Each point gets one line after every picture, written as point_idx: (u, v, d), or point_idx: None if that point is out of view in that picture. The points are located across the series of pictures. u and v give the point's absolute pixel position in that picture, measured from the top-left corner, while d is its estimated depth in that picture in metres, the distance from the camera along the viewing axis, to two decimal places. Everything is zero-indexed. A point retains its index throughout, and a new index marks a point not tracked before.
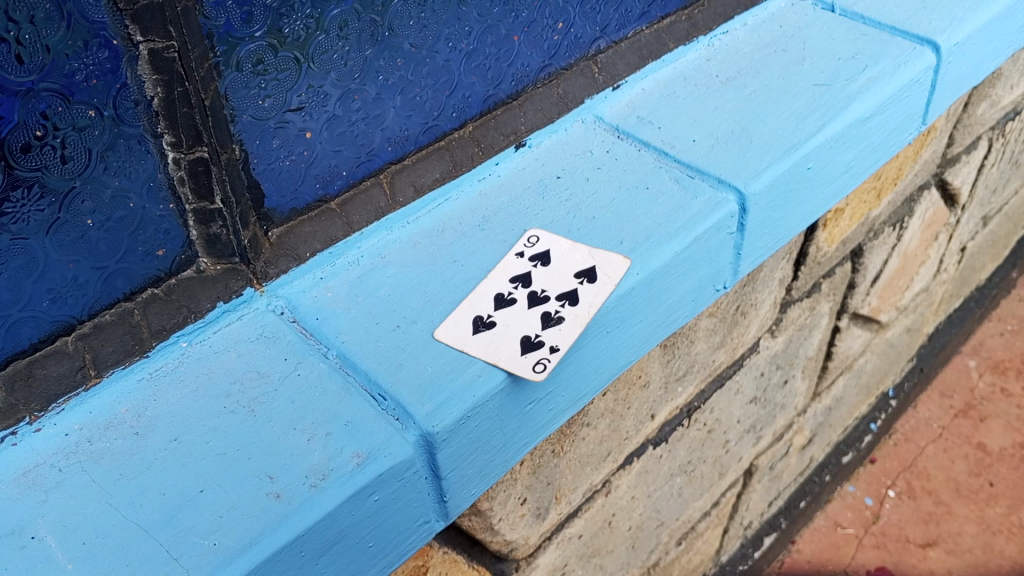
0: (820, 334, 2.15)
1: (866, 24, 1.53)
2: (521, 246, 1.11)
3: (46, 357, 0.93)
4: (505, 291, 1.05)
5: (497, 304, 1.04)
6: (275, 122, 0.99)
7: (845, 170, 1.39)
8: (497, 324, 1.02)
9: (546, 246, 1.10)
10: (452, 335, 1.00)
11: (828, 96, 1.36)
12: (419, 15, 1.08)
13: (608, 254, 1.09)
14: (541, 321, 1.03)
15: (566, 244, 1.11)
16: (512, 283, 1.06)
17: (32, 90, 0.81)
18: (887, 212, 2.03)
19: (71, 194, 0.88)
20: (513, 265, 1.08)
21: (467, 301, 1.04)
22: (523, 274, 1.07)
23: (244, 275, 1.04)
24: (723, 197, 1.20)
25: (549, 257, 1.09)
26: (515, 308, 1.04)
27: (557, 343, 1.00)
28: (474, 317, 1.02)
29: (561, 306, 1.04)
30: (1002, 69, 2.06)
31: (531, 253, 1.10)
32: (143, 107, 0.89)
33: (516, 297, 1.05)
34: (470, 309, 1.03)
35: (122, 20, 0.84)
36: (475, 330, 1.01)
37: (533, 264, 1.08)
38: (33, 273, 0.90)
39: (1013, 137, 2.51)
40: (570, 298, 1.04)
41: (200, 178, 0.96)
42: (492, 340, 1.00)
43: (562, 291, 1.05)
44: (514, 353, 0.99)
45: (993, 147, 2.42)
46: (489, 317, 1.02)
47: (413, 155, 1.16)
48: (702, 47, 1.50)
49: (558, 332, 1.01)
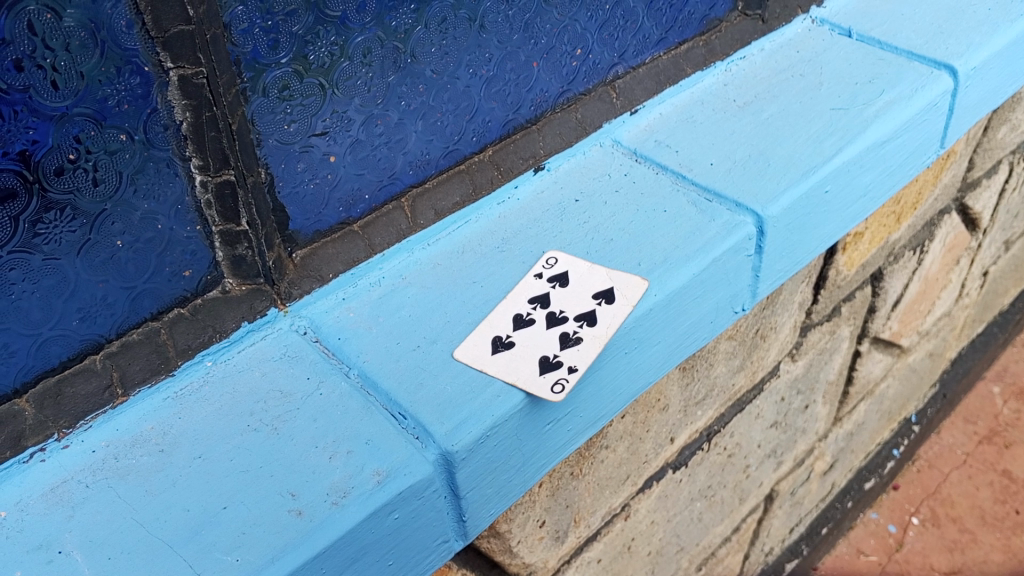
0: (842, 357, 2.14)
1: (884, 49, 1.55)
2: (539, 267, 1.13)
3: (75, 375, 0.95)
4: (524, 311, 1.07)
5: (514, 323, 1.05)
6: (299, 146, 1.01)
7: (863, 193, 1.40)
8: (515, 344, 1.03)
9: (565, 268, 1.12)
10: (470, 355, 1.01)
11: (845, 120, 1.37)
12: (440, 42, 1.10)
13: (626, 274, 1.10)
14: (560, 341, 1.04)
15: (584, 265, 1.13)
16: (530, 303, 1.07)
17: (66, 115, 0.83)
18: (907, 236, 2.03)
19: (101, 215, 0.90)
20: (532, 287, 1.10)
21: (486, 322, 1.05)
22: (541, 295, 1.08)
23: (269, 296, 1.05)
24: (740, 220, 1.21)
25: (567, 278, 1.10)
26: (534, 328, 1.05)
27: (576, 362, 1.01)
28: (493, 337, 1.03)
29: (580, 326, 1.05)
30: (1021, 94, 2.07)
31: (550, 274, 1.11)
32: (172, 131, 0.91)
33: (534, 317, 1.06)
34: (489, 330, 1.04)
35: (153, 48, 0.86)
36: (494, 350, 1.02)
37: (552, 284, 1.09)
38: (64, 291, 0.91)
39: None
40: (588, 319, 1.06)
41: (226, 201, 0.98)
42: (511, 360, 1.01)
43: (580, 312, 1.06)
44: (532, 373, 1.00)
45: (1014, 171, 2.41)
46: (508, 337, 1.03)
47: (434, 179, 1.18)
48: (720, 72, 1.52)
49: (577, 352, 1.02)
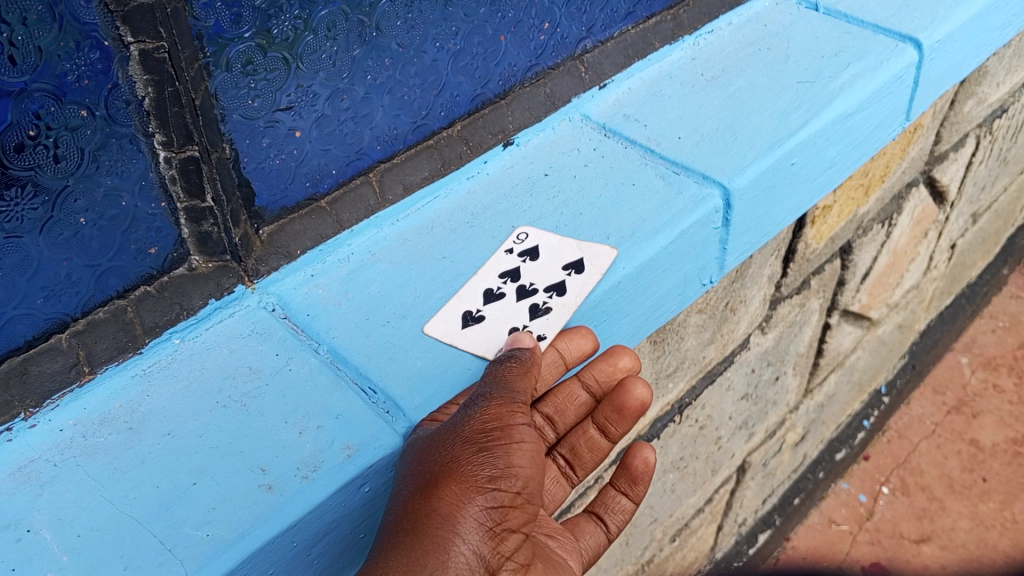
0: (811, 330, 2.18)
1: (850, 23, 1.57)
2: (510, 242, 1.13)
3: (41, 354, 0.94)
4: (494, 287, 1.08)
5: (484, 298, 1.07)
6: (265, 122, 1.00)
7: (829, 166, 1.42)
8: (485, 318, 1.04)
9: (535, 242, 1.12)
10: (441, 329, 1.02)
11: (811, 93, 1.39)
12: (406, 15, 1.09)
13: (598, 245, 1.11)
14: (529, 312, 1.08)
15: (554, 238, 1.13)
16: (501, 278, 1.09)
17: (25, 90, 0.81)
18: (875, 209, 2.05)
19: (64, 192, 0.88)
20: (502, 262, 1.10)
21: (457, 298, 1.06)
22: (511, 269, 1.10)
23: (235, 273, 1.05)
24: (707, 192, 1.22)
25: (538, 252, 1.11)
26: (504, 301, 1.07)
27: (544, 332, 1.05)
28: (464, 312, 1.04)
29: (549, 297, 1.08)
30: (987, 67, 2.09)
31: (520, 249, 1.12)
32: (134, 107, 0.90)
33: (505, 291, 1.08)
34: (460, 304, 1.05)
35: (113, 21, 0.84)
36: (464, 324, 1.03)
37: (522, 259, 1.10)
38: (28, 269, 0.90)
39: (1001, 133, 2.53)
40: (558, 289, 1.08)
41: (191, 177, 0.96)
42: (482, 334, 1.03)
43: (549, 282, 1.08)
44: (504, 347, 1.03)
45: (981, 144, 2.44)
46: (478, 311, 1.04)
47: (402, 154, 1.18)
48: (688, 46, 1.52)
49: (545, 322, 1.06)
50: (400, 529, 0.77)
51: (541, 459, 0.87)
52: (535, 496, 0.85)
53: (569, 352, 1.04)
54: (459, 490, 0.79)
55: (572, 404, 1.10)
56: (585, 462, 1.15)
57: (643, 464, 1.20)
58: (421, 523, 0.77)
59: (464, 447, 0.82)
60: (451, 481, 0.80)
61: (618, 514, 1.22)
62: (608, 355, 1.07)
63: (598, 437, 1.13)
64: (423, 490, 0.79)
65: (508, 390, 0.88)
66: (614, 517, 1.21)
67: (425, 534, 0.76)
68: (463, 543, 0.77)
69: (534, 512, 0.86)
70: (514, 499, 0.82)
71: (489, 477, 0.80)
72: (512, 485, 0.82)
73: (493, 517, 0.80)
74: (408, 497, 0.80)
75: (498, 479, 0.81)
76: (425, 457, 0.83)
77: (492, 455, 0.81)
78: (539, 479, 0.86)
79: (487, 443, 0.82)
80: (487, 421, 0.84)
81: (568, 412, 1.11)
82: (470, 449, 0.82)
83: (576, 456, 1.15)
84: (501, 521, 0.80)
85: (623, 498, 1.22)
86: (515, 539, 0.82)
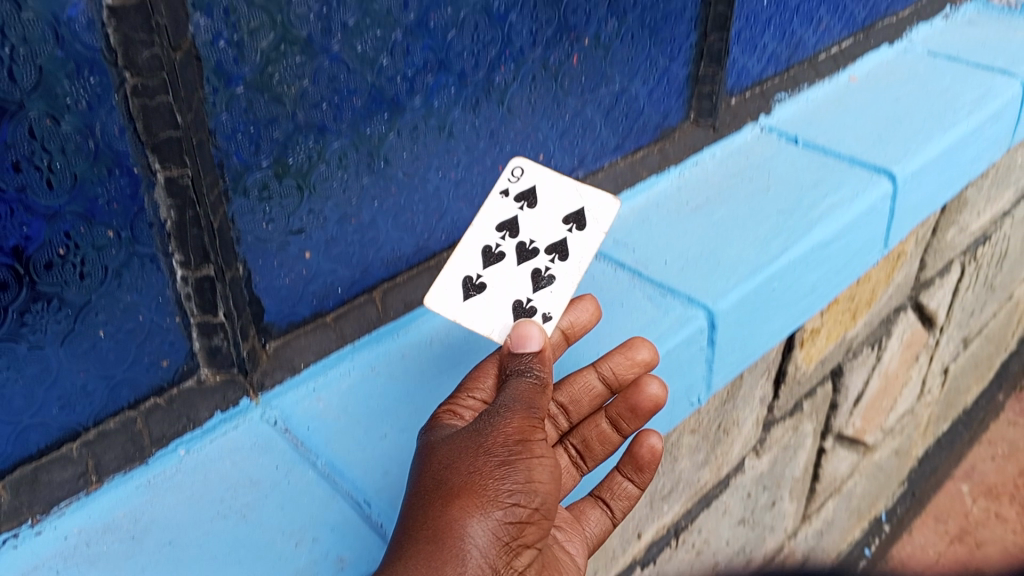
0: (806, 454, 2.20)
1: (828, 155, 1.68)
2: (506, 181, 1.18)
3: (52, 463, 0.97)
4: (493, 243, 1.14)
5: (484, 261, 1.13)
6: (277, 244, 1.06)
7: (810, 291, 1.50)
8: (487, 286, 1.12)
9: (531, 181, 1.18)
10: (443, 303, 1.12)
11: (791, 221, 1.48)
12: (412, 147, 1.16)
13: (597, 191, 1.17)
14: (532, 279, 1.12)
15: (549, 178, 1.18)
16: (499, 232, 1.14)
17: (59, 212, 0.86)
18: (864, 333, 2.11)
19: (86, 306, 0.93)
20: (502, 206, 1.16)
21: (459, 259, 1.14)
22: (509, 221, 1.15)
23: (241, 386, 1.10)
24: (693, 313, 1.29)
25: (534, 195, 1.17)
26: (505, 262, 1.13)
27: (549, 309, 1.08)
28: (464, 279, 1.13)
29: (551, 260, 1.13)
30: (966, 198, 2.20)
31: (516, 191, 1.17)
32: (157, 228, 0.96)
33: (504, 248, 1.14)
34: (461, 270, 1.13)
35: (143, 150, 0.90)
36: (466, 296, 1.12)
37: (519, 205, 1.16)
38: (46, 379, 0.93)
39: (985, 261, 2.62)
40: (559, 251, 1.14)
41: (205, 294, 1.02)
42: (484, 303, 1.11)
43: (549, 243, 1.14)
44: (505, 321, 1.10)
45: (966, 270, 2.52)
46: (479, 278, 1.13)
47: (404, 274, 1.24)
48: (673, 177, 1.61)
49: (549, 296, 1.09)
50: (421, 536, 0.81)
51: (558, 476, 0.91)
52: (549, 511, 0.90)
53: (571, 328, 1.14)
54: (482, 503, 0.83)
55: (586, 395, 1.14)
56: (597, 454, 1.16)
57: (650, 453, 1.17)
58: (445, 534, 0.81)
59: (488, 457, 0.86)
60: (475, 494, 0.83)
61: (622, 500, 1.19)
62: (625, 348, 1.10)
63: (609, 429, 1.15)
64: (447, 499, 0.83)
65: (529, 397, 0.91)
66: (619, 502, 1.18)
67: (447, 544, 0.80)
68: (480, 555, 0.82)
69: (545, 521, 0.91)
70: (529, 514, 0.87)
71: (510, 493, 0.85)
72: (529, 501, 0.86)
73: (509, 531, 0.84)
74: (431, 501, 0.83)
75: (517, 493, 0.85)
76: (448, 461, 0.86)
77: (514, 470, 0.85)
78: (554, 495, 0.90)
79: (510, 457, 0.86)
80: (511, 433, 0.87)
81: (583, 403, 1.15)
82: (494, 462, 0.85)
83: (588, 447, 1.16)
84: (515, 535, 0.85)
85: (628, 483, 1.19)
86: (524, 550, 0.87)
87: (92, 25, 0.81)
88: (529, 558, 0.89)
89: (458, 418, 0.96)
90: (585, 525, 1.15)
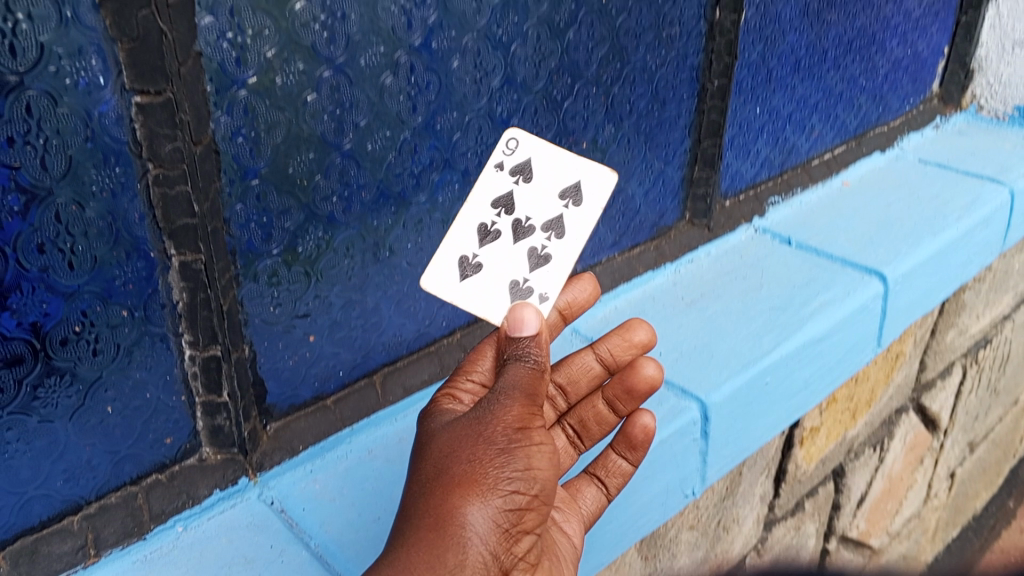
0: (808, 555, 2.20)
1: (821, 256, 1.73)
2: (501, 153, 1.15)
3: (52, 535, 0.99)
4: (489, 220, 1.12)
5: (481, 238, 1.12)
6: (283, 326, 1.10)
7: (803, 386, 1.53)
8: (484, 265, 1.12)
9: (526, 155, 1.15)
10: (439, 282, 1.13)
11: (783, 318, 1.53)
12: (416, 238, 1.22)
13: (592, 164, 1.16)
14: (528, 258, 1.12)
15: (545, 151, 1.16)
16: (495, 208, 1.13)
17: (77, 291, 0.90)
18: (865, 433, 2.13)
19: (96, 382, 0.96)
20: (497, 181, 1.13)
21: (456, 238, 1.13)
22: (505, 197, 1.13)
23: (240, 465, 1.12)
24: (686, 405, 1.33)
25: (529, 169, 1.14)
26: (502, 240, 1.12)
27: (545, 290, 1.10)
28: (460, 259, 1.12)
29: (547, 239, 1.12)
30: (965, 302, 2.24)
31: (511, 164, 1.14)
32: (169, 309, 1.00)
33: (500, 226, 1.12)
34: (457, 249, 1.13)
35: (161, 236, 0.95)
36: (462, 275, 1.12)
37: (514, 180, 1.14)
38: (53, 452, 0.96)
39: (988, 364, 2.64)
40: (555, 228, 1.13)
41: (211, 374, 1.06)
42: (482, 282, 1.12)
43: (545, 221, 1.13)
44: (503, 300, 1.11)
45: (968, 373, 2.55)
46: (475, 257, 1.12)
47: (404, 358, 1.28)
48: (669, 272, 1.66)
49: (545, 278, 1.11)
50: (420, 523, 0.80)
51: (555, 459, 0.90)
52: (546, 497, 0.90)
53: (568, 307, 1.16)
54: (482, 491, 0.82)
55: (584, 376, 1.17)
56: (592, 434, 1.18)
57: (643, 433, 1.13)
58: (446, 522, 0.80)
59: (489, 447, 0.84)
60: (476, 483, 0.82)
61: (616, 478, 1.15)
62: (622, 330, 1.15)
63: (606, 410, 1.16)
64: (449, 487, 0.81)
65: (531, 385, 0.89)
66: (614, 480, 1.15)
67: (447, 531, 0.79)
68: (481, 540, 0.81)
69: (544, 505, 0.90)
70: (528, 501, 0.86)
71: (509, 481, 0.83)
72: (528, 489, 0.85)
73: (507, 516, 0.84)
74: (432, 488, 0.82)
75: (517, 480, 0.84)
76: (449, 448, 0.85)
77: (513, 458, 0.84)
78: (551, 481, 0.89)
79: (510, 445, 0.84)
80: (511, 422, 0.86)
81: (580, 383, 1.17)
82: (493, 450, 0.83)
83: (584, 427, 1.18)
84: (513, 523, 0.85)
85: (621, 461, 1.15)
86: (523, 536, 0.87)
87: (120, 120, 0.87)
88: (526, 542, 0.88)
89: (456, 402, 0.97)
90: (578, 501, 1.14)
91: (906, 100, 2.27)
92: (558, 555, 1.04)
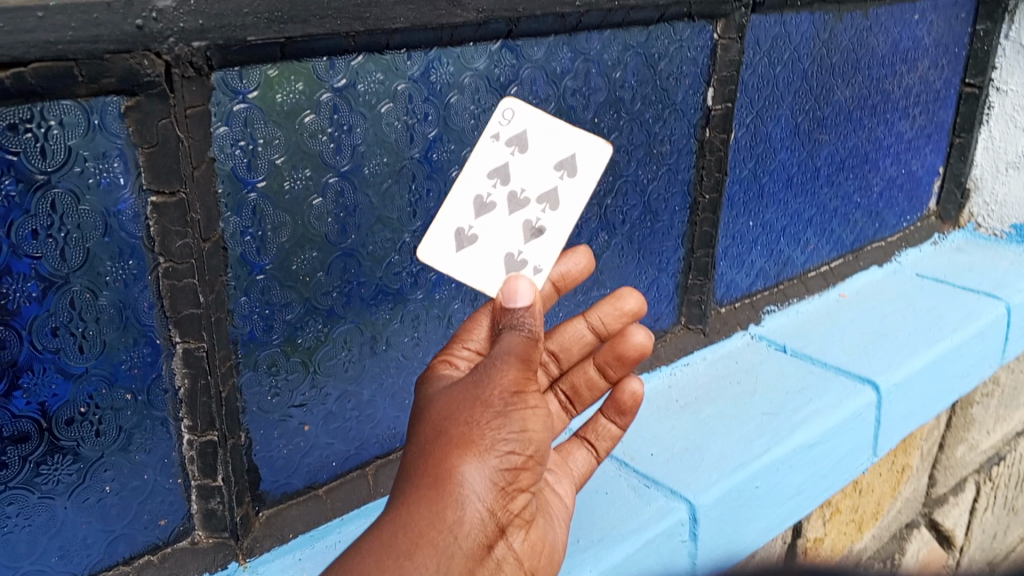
0: None
1: (815, 363, 1.77)
2: (496, 125, 1.10)
3: None
4: (484, 189, 1.06)
5: (476, 210, 1.06)
6: (279, 414, 1.15)
7: (796, 492, 1.55)
8: (478, 235, 1.05)
9: (522, 126, 1.10)
10: (435, 255, 1.07)
11: (775, 422, 1.55)
12: (413, 332, 1.28)
13: (586, 135, 1.10)
14: (522, 231, 1.06)
15: (540, 120, 1.10)
16: (490, 177, 1.07)
17: (85, 373, 0.96)
18: (874, 547, 2.11)
19: (97, 461, 1.00)
20: (492, 152, 1.08)
21: (450, 208, 1.07)
22: (500, 168, 1.07)
23: (231, 550, 1.15)
24: (674, 505, 1.35)
25: (525, 139, 1.09)
26: (497, 211, 1.06)
27: (540, 264, 1.05)
28: (455, 229, 1.06)
29: (541, 211, 1.07)
30: (973, 416, 2.26)
31: (507, 135, 1.09)
32: (171, 394, 1.05)
33: (495, 197, 1.06)
34: (452, 219, 1.06)
35: (167, 324, 1.01)
36: (457, 246, 1.06)
37: (510, 151, 1.08)
38: (50, 528, 0.99)
39: (1003, 481, 2.62)
40: (550, 201, 1.08)
41: (207, 458, 1.10)
42: (476, 255, 1.06)
43: (540, 191, 1.07)
44: (497, 274, 1.05)
45: (982, 490, 2.53)
46: (470, 227, 1.06)
47: (397, 451, 1.33)
48: (666, 374, 1.70)
49: (540, 252, 1.06)
50: (415, 483, 0.77)
51: (552, 420, 0.85)
52: (544, 456, 0.85)
53: (562, 278, 1.09)
54: (479, 452, 0.77)
55: (576, 342, 1.12)
56: (584, 399, 1.13)
57: (632, 399, 1.09)
58: (445, 481, 0.76)
59: (485, 409, 0.79)
60: (472, 443, 0.77)
61: (605, 441, 1.11)
62: (613, 298, 1.11)
63: (597, 375, 1.11)
64: (446, 446, 0.77)
65: (528, 350, 0.82)
66: (603, 443, 1.11)
67: (442, 490, 0.76)
68: (478, 498, 0.78)
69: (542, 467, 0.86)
70: (525, 461, 0.82)
71: (506, 442, 0.79)
72: (524, 449, 0.81)
73: (505, 477, 0.80)
74: (431, 449, 0.78)
75: (513, 443, 0.79)
76: (445, 410, 0.80)
77: (510, 421, 0.79)
78: (549, 442, 0.85)
79: (506, 408, 0.79)
80: (506, 386, 0.80)
81: (573, 351, 1.12)
82: (488, 412, 0.78)
83: (576, 395, 1.13)
84: (511, 482, 0.81)
85: (610, 424, 1.11)
86: (520, 497, 0.83)
87: (137, 218, 0.95)
88: (524, 501, 0.84)
89: (452, 368, 0.93)
90: (570, 464, 1.09)
91: (902, 216, 2.34)
92: (554, 513, 0.98)
